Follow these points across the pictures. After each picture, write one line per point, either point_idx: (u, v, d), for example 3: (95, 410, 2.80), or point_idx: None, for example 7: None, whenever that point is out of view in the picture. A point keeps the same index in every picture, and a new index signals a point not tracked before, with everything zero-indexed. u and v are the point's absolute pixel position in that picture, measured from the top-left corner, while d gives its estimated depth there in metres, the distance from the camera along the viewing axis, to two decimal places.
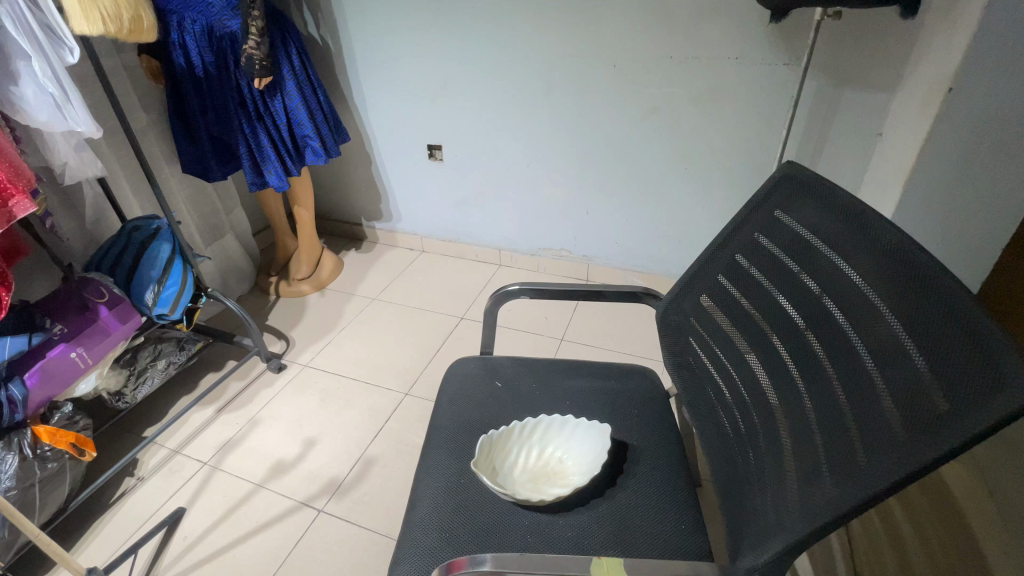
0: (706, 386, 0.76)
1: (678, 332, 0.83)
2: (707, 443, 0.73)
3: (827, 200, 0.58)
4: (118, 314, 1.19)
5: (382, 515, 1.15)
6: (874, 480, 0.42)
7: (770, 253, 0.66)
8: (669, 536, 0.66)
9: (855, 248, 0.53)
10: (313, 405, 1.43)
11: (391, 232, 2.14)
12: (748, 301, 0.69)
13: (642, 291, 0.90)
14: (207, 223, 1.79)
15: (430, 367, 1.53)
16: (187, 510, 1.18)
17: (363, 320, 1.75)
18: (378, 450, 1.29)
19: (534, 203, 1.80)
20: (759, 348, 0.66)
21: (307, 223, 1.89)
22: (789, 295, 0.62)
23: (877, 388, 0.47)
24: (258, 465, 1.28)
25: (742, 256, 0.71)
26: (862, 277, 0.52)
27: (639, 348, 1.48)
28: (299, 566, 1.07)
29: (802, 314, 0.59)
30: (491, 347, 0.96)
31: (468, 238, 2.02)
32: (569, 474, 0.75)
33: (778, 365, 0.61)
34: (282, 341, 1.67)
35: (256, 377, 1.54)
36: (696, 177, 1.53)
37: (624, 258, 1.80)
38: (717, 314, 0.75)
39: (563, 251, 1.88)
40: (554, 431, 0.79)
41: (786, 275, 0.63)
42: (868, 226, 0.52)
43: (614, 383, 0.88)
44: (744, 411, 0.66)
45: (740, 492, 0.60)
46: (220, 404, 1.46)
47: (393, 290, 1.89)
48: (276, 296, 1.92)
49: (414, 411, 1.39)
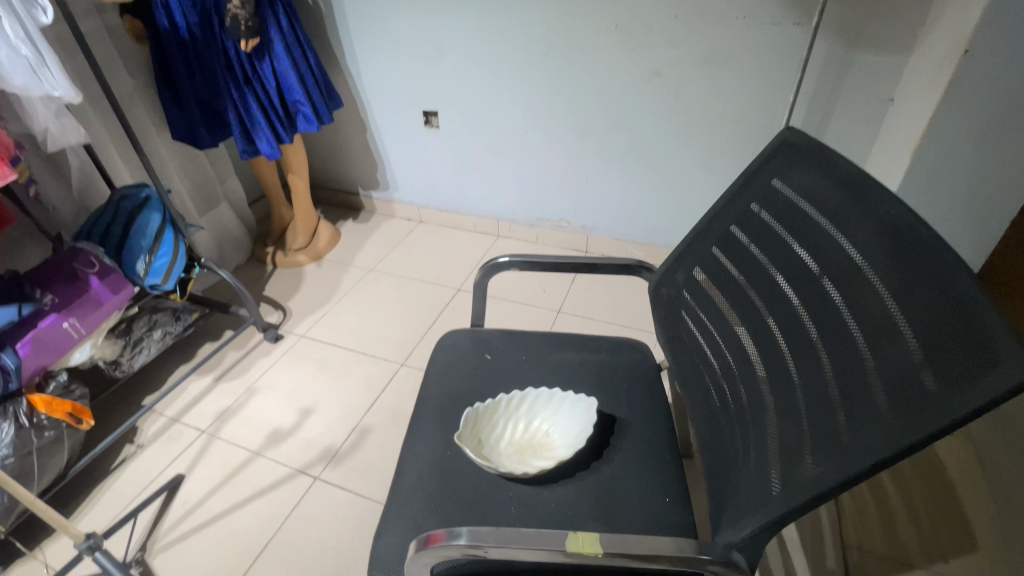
0: (696, 360, 0.75)
1: (671, 306, 0.81)
2: (695, 417, 0.72)
3: (826, 169, 0.55)
4: (110, 285, 1.19)
5: (377, 482, 1.17)
6: (857, 459, 0.41)
7: (765, 224, 0.63)
8: (654, 511, 0.66)
9: (852, 219, 0.50)
10: (310, 374, 1.43)
11: (389, 201, 2.11)
12: (741, 275, 0.67)
13: (636, 263, 0.88)
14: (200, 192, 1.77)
15: (426, 338, 1.53)
16: (185, 477, 1.21)
17: (360, 290, 1.74)
18: (374, 419, 1.30)
19: (532, 171, 1.76)
20: (749, 322, 0.64)
21: (302, 192, 1.86)
22: (783, 269, 0.59)
23: (865, 365, 0.45)
24: (255, 433, 1.29)
25: (737, 227, 0.68)
26: (856, 250, 0.49)
27: (636, 320, 1.47)
28: (295, 530, 1.09)
29: (795, 289, 0.57)
30: (482, 319, 0.95)
31: (466, 207, 1.98)
32: (556, 446, 0.74)
33: (768, 341, 0.60)
34: (279, 311, 1.67)
35: (253, 347, 1.54)
36: (699, 144, 1.49)
37: (624, 228, 1.76)
38: (710, 287, 0.73)
39: (562, 221, 1.85)
40: (541, 404, 0.78)
41: (781, 248, 0.60)
42: (867, 197, 0.50)
43: (605, 356, 0.87)
44: (732, 386, 0.65)
45: (724, 466, 0.60)
46: (218, 373, 1.47)
47: (391, 260, 1.88)
48: (273, 266, 1.91)
49: (410, 382, 1.39)
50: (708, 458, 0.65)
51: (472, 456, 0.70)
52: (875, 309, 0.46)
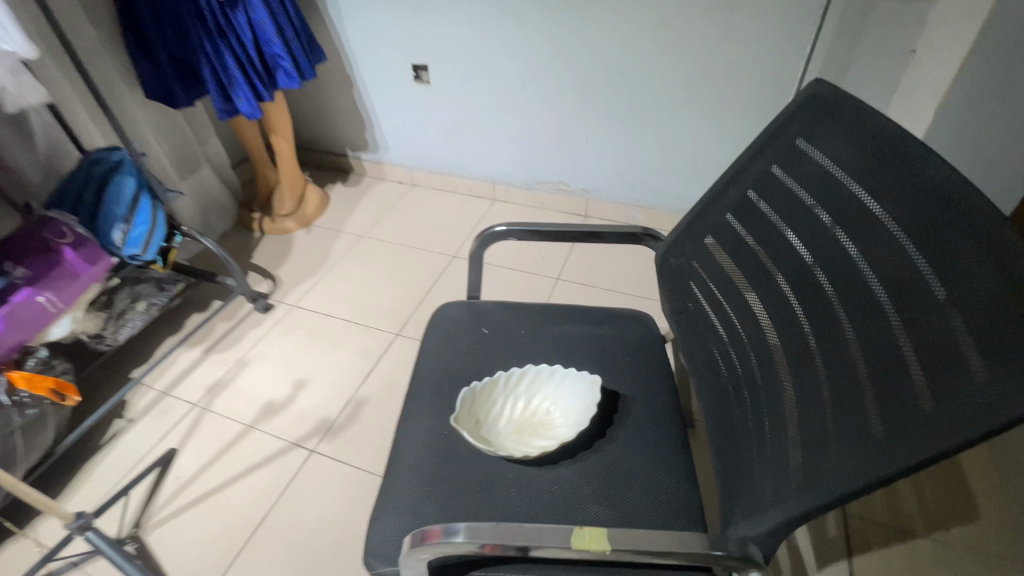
0: (706, 335, 0.71)
1: (680, 277, 0.76)
2: (705, 393, 0.69)
3: (859, 126, 0.50)
4: (86, 256, 1.13)
5: (374, 455, 1.15)
6: (892, 457, 0.37)
7: (787, 190, 0.58)
8: (659, 492, 0.64)
9: (890, 185, 0.45)
10: (302, 346, 1.39)
11: (379, 164, 2.02)
12: (757, 245, 0.62)
13: (642, 231, 0.83)
14: (179, 154, 1.68)
15: (421, 307, 1.48)
16: (178, 451, 1.18)
17: (352, 257, 1.68)
18: (370, 390, 1.27)
19: (529, 130, 1.67)
20: (766, 298, 0.59)
21: (287, 154, 1.77)
22: (804, 239, 0.54)
23: (901, 351, 0.41)
24: (247, 406, 1.26)
25: (754, 193, 0.63)
26: (893, 221, 0.44)
27: (637, 287, 1.42)
28: (291, 504, 1.08)
29: (817, 262, 0.52)
30: (478, 291, 0.90)
31: (460, 169, 1.90)
32: (557, 426, 0.71)
33: (786, 317, 0.55)
34: (268, 280, 1.62)
35: (243, 317, 1.50)
36: (706, 100, 1.40)
37: (625, 191, 1.69)
38: (722, 258, 0.68)
39: (561, 184, 1.77)
40: (542, 381, 0.74)
41: (803, 216, 0.55)
42: (909, 160, 0.44)
43: (608, 329, 0.83)
44: (746, 364, 0.61)
45: (738, 450, 0.57)
46: (207, 344, 1.43)
47: (383, 226, 1.81)
48: (260, 232, 1.84)
49: (405, 353, 1.35)
50: (720, 441, 0.62)
51: (470, 440, 0.66)
52: (910, 286, 0.41)
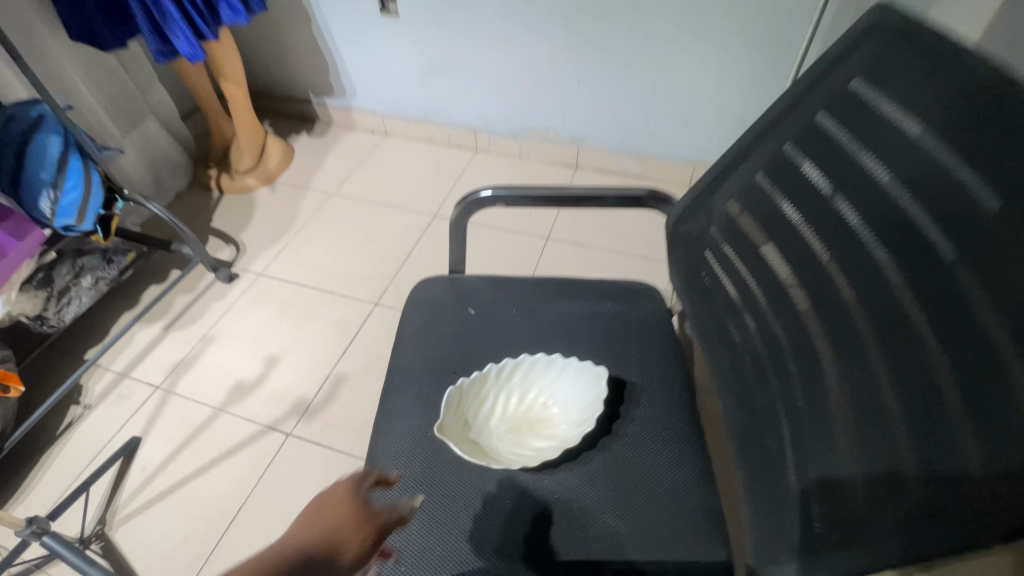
0: (727, 315, 0.61)
1: (697, 245, 0.66)
2: (729, 381, 0.61)
3: (934, 58, 0.38)
4: (11, 230, 1.00)
5: (356, 436, 1.07)
6: (999, 514, 0.29)
7: (835, 146, 0.46)
8: (674, 498, 0.56)
9: (980, 139, 0.33)
10: (272, 318, 1.28)
11: (347, 111, 1.83)
12: (793, 211, 0.51)
13: (650, 193, 0.72)
14: (117, 105, 1.48)
15: (401, 273, 1.37)
16: (142, 439, 1.09)
17: (322, 218, 1.54)
18: (348, 366, 1.18)
19: (512, 71, 1.49)
20: (806, 278, 0.49)
21: (241, 102, 1.57)
22: (853, 207, 0.44)
23: (994, 368, 0.30)
24: (215, 386, 1.16)
25: (793, 149, 0.51)
26: (986, 188, 0.32)
27: (633, 246, 1.33)
28: (269, 493, 1.01)
29: (870, 235, 0.42)
30: (461, 265, 0.79)
31: (437, 117, 1.72)
32: (557, 424, 0.64)
33: (830, 302, 0.46)
34: (230, 246, 1.48)
35: (205, 289, 1.37)
36: (711, 32, 1.25)
37: (618, 138, 1.55)
38: (748, 227, 0.57)
39: (548, 132, 1.62)
40: (538, 372, 0.65)
41: (851, 177, 0.44)
42: (1010, 104, 0.31)
43: (610, 306, 0.74)
44: (781, 355, 0.52)
45: (786, 457, 0.49)
46: (168, 320, 1.30)
47: (355, 182, 1.65)
48: (220, 192, 1.67)
49: (386, 324, 1.25)
50: (758, 447, 0.54)
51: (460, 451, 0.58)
52: (994, 273, 0.31)
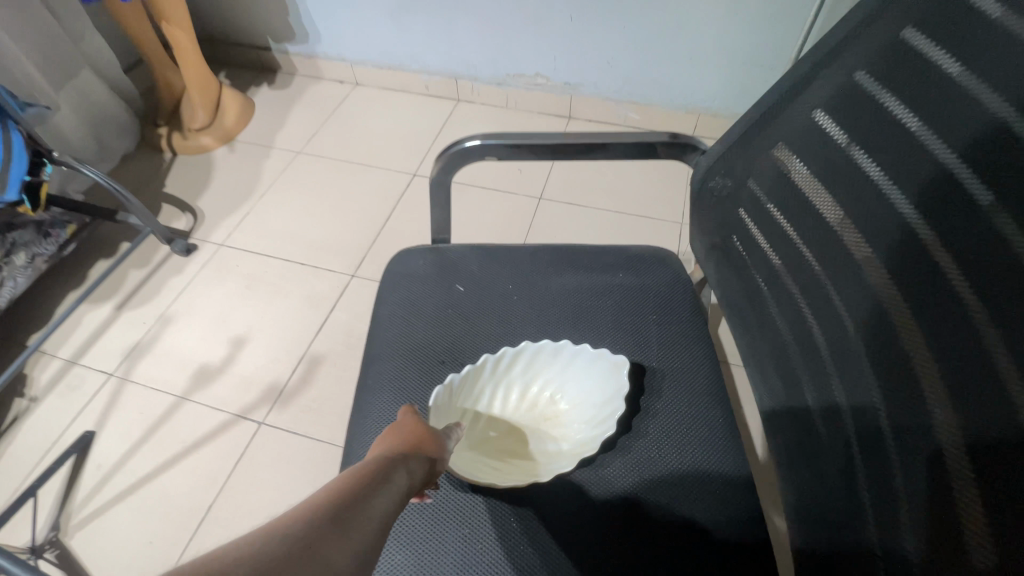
0: (771, 289, 0.52)
1: (730, 204, 0.56)
2: (775, 366, 0.52)
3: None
4: None
5: (336, 423, 0.97)
6: None
7: (935, 74, 0.36)
8: (709, 505, 0.49)
9: None
10: (237, 294, 1.16)
11: (312, 58, 1.63)
12: (871, 161, 0.41)
13: (671, 138, 0.59)
14: (48, 58, 1.28)
15: (379, 240, 1.24)
16: (96, 433, 0.98)
17: (289, 180, 1.39)
18: (325, 345, 1.07)
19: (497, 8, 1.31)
20: (886, 246, 0.39)
21: (189, 48, 1.38)
22: (965, 150, 0.34)
23: None
24: (176, 372, 1.05)
25: (870, 81, 0.41)
26: None
27: (635, 205, 1.21)
28: (242, 488, 0.91)
29: (991, 191, 0.32)
30: (445, 232, 0.67)
31: (413, 62, 1.54)
32: (567, 424, 0.55)
33: (927, 279, 0.36)
34: (187, 214, 1.33)
35: (160, 263, 1.23)
36: None
37: (615, 84, 1.41)
38: (802, 183, 0.47)
39: (537, 78, 1.46)
40: (543, 362, 0.56)
41: (962, 115, 0.34)
42: None
43: (623, 278, 0.63)
44: (848, 339, 0.43)
45: (858, 461, 0.41)
46: (119, 299, 1.17)
47: (324, 139, 1.49)
48: (172, 153, 1.50)
49: (365, 297, 1.13)
50: (820, 445, 0.46)
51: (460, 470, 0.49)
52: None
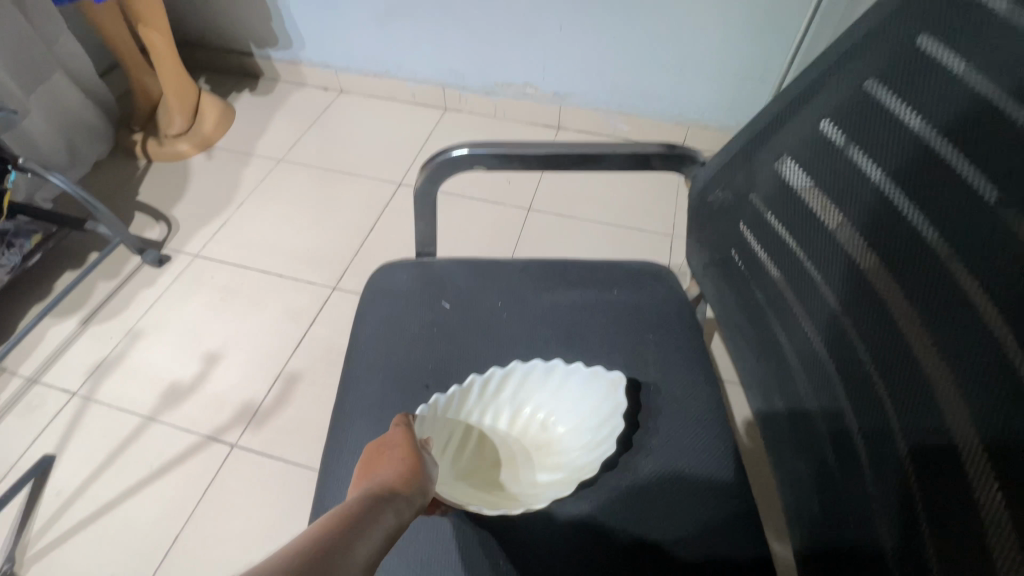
0: (773, 306, 0.49)
1: (729, 218, 0.53)
2: (780, 388, 0.49)
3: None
4: None
5: (314, 445, 0.92)
6: None
7: (948, 79, 0.33)
8: (711, 537, 0.46)
9: None
10: (211, 307, 1.10)
11: (295, 65, 1.60)
12: (876, 167, 0.39)
13: (667, 148, 0.56)
14: (21, 63, 1.23)
15: (363, 251, 1.20)
16: (57, 456, 0.92)
17: (269, 189, 1.34)
18: (304, 362, 1.02)
19: (487, 15, 1.29)
20: (899, 262, 0.37)
21: (167, 53, 1.34)
22: (983, 161, 0.31)
23: None
24: (144, 391, 0.99)
25: (877, 88, 0.38)
26: None
27: (625, 218, 1.19)
28: (212, 516, 0.86)
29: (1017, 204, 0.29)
30: (429, 246, 0.63)
31: (399, 71, 1.52)
32: (560, 448, 0.51)
33: (937, 286, 0.34)
34: (161, 223, 1.28)
35: (131, 275, 1.17)
36: None
37: (604, 96, 1.39)
38: (808, 196, 0.44)
39: (526, 88, 1.44)
40: (534, 385, 0.52)
41: (970, 112, 0.32)
42: None
43: (619, 295, 0.60)
44: (859, 360, 0.40)
45: (873, 494, 0.38)
46: (86, 313, 1.11)
47: (307, 147, 1.45)
48: (147, 159, 1.45)
49: (346, 311, 1.09)
50: (826, 461, 0.43)
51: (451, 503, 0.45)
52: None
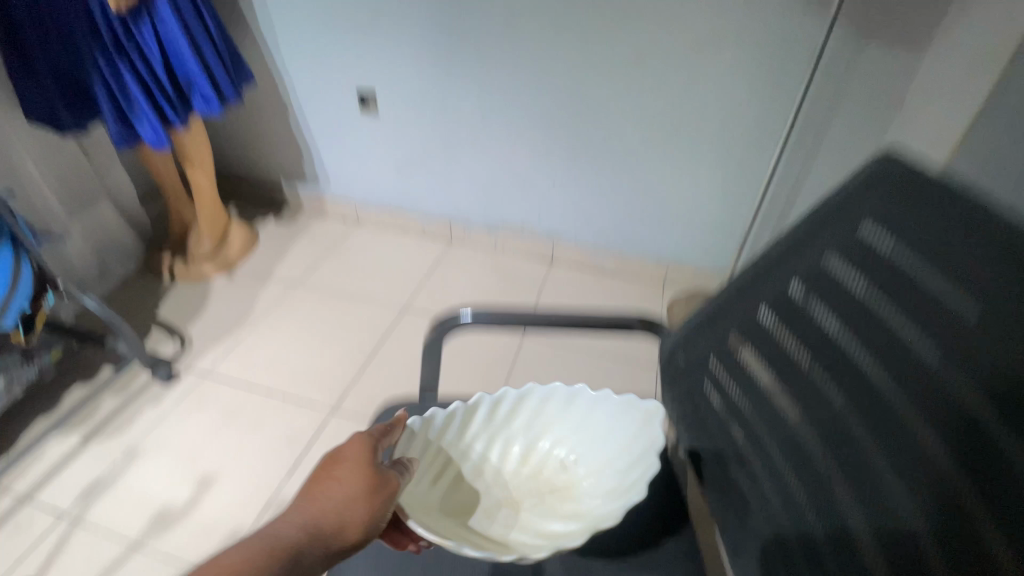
0: (729, 463, 0.55)
1: (690, 379, 0.59)
2: (735, 533, 0.55)
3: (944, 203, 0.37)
4: None
5: None
6: None
7: (854, 299, 0.44)
8: None
9: None
10: (212, 428, 1.14)
11: (319, 199, 1.78)
12: (804, 352, 0.48)
13: (640, 320, 0.66)
14: (71, 189, 1.41)
15: (364, 375, 1.26)
16: None
17: (284, 312, 1.43)
18: (295, 489, 1.03)
19: (492, 166, 1.50)
20: (831, 439, 0.45)
21: (207, 188, 1.52)
22: (891, 370, 0.41)
23: None
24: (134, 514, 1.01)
25: (800, 293, 0.48)
26: None
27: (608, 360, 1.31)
28: None
29: (923, 410, 0.38)
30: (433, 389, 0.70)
31: (412, 209, 1.70)
32: (580, 488, 0.66)
33: (868, 464, 0.42)
34: (175, 338, 1.38)
35: (137, 392, 1.21)
36: (683, 144, 1.30)
37: (595, 238, 1.56)
38: (755, 372, 0.53)
39: (524, 227, 1.61)
40: (550, 420, 0.70)
41: (871, 322, 0.42)
42: None
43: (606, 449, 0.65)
44: (806, 516, 0.47)
45: None
46: (88, 430, 1.14)
47: (322, 272, 1.58)
48: (172, 279, 1.57)
49: (342, 436, 1.12)
50: None
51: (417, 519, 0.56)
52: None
